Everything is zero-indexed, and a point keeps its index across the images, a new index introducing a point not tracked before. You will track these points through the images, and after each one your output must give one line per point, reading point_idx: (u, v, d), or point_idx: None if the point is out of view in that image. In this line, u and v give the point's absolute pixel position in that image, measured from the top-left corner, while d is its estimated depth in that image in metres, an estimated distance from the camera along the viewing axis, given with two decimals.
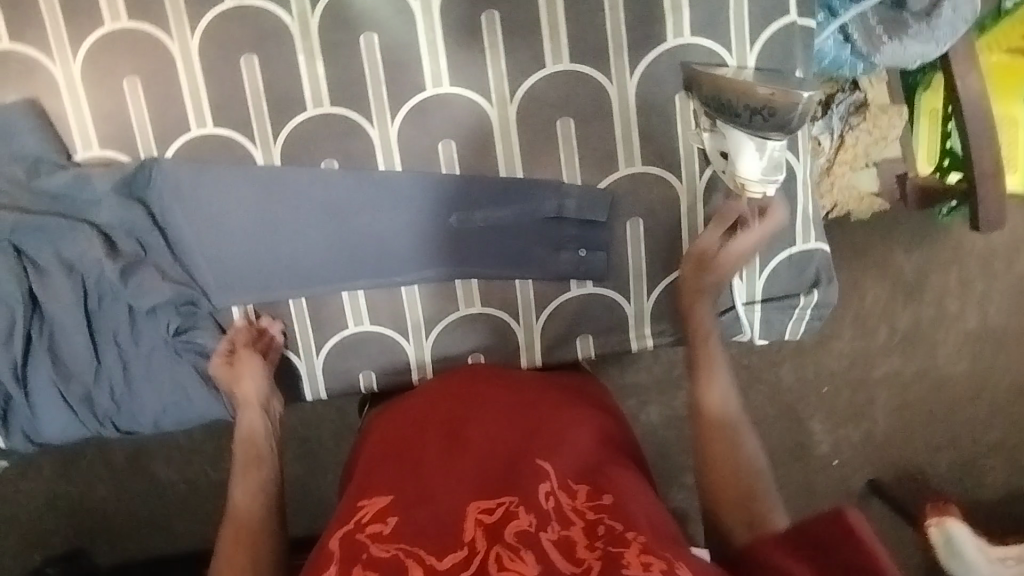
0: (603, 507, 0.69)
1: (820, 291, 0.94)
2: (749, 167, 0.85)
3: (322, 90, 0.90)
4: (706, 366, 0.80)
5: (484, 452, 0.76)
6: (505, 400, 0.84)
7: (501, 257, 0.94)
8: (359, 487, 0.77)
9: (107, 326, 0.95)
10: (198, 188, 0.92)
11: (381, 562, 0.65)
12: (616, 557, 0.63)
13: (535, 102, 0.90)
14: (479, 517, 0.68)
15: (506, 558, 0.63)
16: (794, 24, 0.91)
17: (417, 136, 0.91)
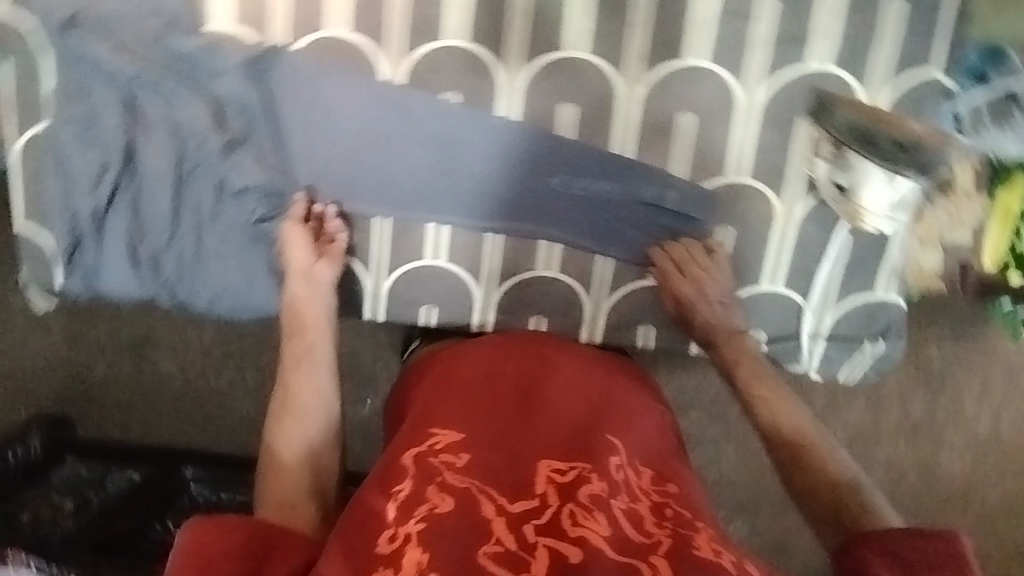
0: (666, 493, 0.75)
1: (885, 343, 0.97)
2: (875, 199, 0.85)
3: (465, 24, 0.90)
4: (762, 379, 0.86)
5: (555, 416, 0.81)
6: (573, 369, 0.88)
7: (591, 229, 0.95)
8: (424, 416, 0.80)
9: (193, 197, 0.95)
10: (321, 84, 0.91)
11: (460, 492, 0.71)
12: (687, 538, 0.69)
13: (664, 90, 0.90)
14: (551, 474, 0.74)
15: (580, 515, 0.69)
16: (934, 80, 0.90)
17: (542, 92, 0.91)
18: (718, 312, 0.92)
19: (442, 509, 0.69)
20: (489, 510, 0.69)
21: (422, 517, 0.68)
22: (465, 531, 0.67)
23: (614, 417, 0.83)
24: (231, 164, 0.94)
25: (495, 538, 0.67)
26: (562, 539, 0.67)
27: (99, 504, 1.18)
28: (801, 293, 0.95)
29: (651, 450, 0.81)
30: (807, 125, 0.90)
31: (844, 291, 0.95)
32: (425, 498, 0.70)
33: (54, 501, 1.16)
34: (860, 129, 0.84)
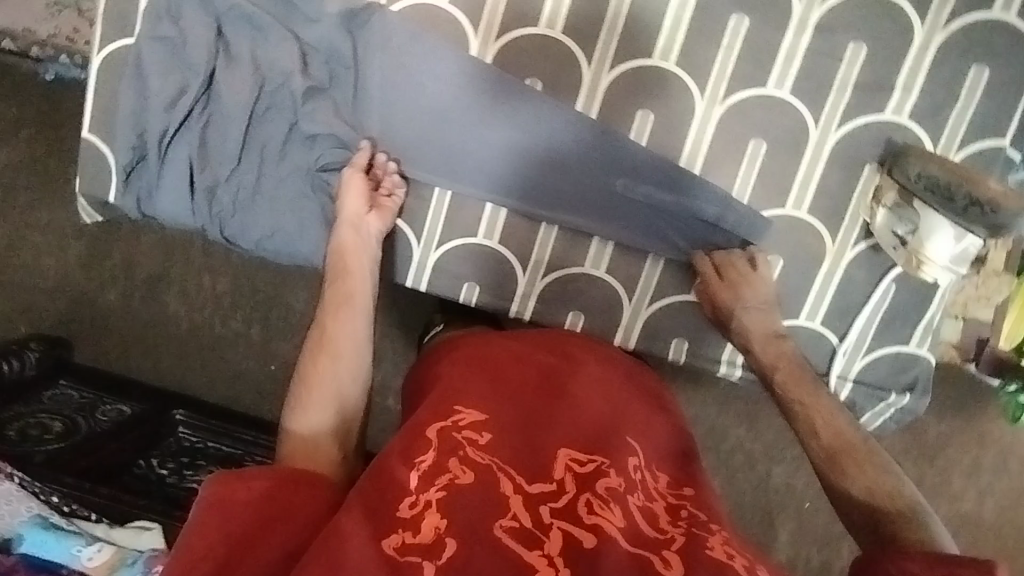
0: (683, 496, 0.74)
1: (911, 397, 0.98)
2: (938, 250, 0.86)
3: (560, 16, 0.91)
4: (808, 381, 0.86)
5: (579, 410, 0.80)
6: (600, 371, 0.87)
7: (647, 234, 0.96)
8: (452, 392, 0.79)
9: (263, 137, 0.97)
10: (407, 47, 0.92)
11: (480, 467, 0.69)
12: (701, 538, 0.66)
13: (741, 114, 0.92)
14: (571, 463, 0.72)
15: (596, 505, 0.68)
16: (1002, 150, 0.90)
17: (622, 95, 0.93)
18: (759, 316, 0.92)
19: (463, 481, 0.68)
20: (507, 488, 0.68)
21: (442, 486, 0.67)
22: (483, 504, 0.66)
23: (636, 421, 0.82)
24: (307, 110, 0.94)
25: (511, 513, 0.66)
26: (576, 524, 0.66)
27: (84, 431, 1.23)
28: (837, 334, 0.96)
29: (670, 455, 0.81)
30: (873, 171, 0.91)
31: (880, 341, 0.96)
32: (446, 469, 0.69)
33: (44, 421, 1.23)
34: (934, 180, 0.85)
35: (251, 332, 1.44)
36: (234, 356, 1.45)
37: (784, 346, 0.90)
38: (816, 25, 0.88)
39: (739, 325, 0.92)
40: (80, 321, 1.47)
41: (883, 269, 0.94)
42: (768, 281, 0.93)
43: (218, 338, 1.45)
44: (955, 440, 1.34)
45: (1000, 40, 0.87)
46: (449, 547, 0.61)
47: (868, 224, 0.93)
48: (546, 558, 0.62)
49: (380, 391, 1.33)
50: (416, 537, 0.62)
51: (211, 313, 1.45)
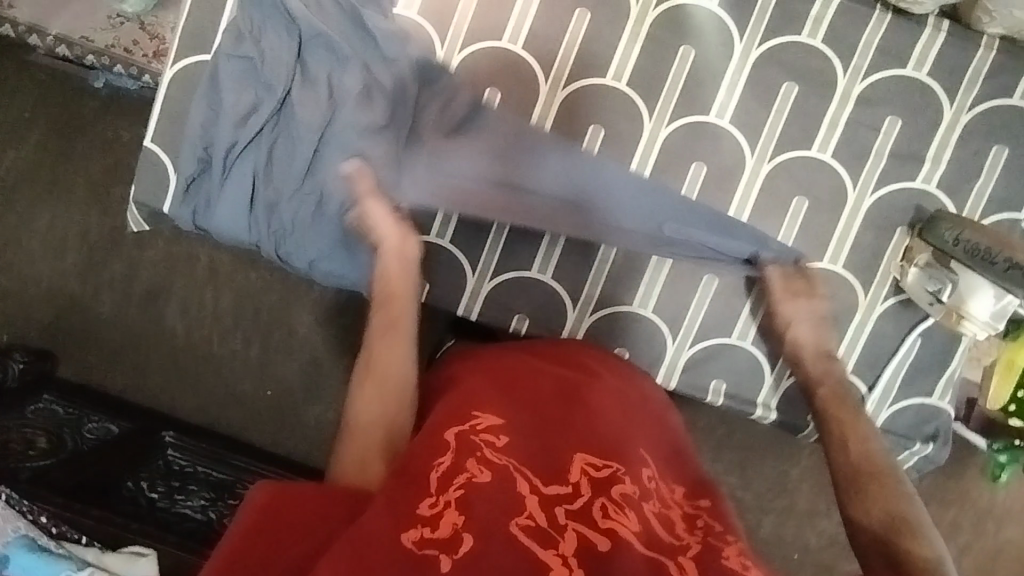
0: (700, 506, 0.69)
1: (934, 446, 1.03)
2: (979, 307, 0.90)
3: (626, 69, 0.98)
4: (849, 407, 0.80)
5: (594, 417, 0.75)
6: (619, 382, 0.84)
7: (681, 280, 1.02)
8: (467, 396, 0.75)
9: (324, 160, 0.97)
10: (463, 100, 0.99)
11: (497, 468, 0.65)
12: (716, 548, 0.62)
13: (786, 172, 0.99)
14: (586, 467, 0.68)
15: (611, 510, 0.63)
16: (1019, 222, 0.98)
17: (679, 146, 0.99)
18: (809, 333, 0.90)
19: (480, 480, 0.63)
20: (523, 488, 0.63)
21: (460, 486, 0.62)
22: (497, 505, 0.61)
23: (647, 431, 0.78)
24: (369, 137, 0.96)
25: (528, 512, 0.61)
26: (591, 527, 0.61)
27: (71, 448, 1.17)
28: (866, 383, 1.02)
29: (684, 466, 0.77)
30: (904, 234, 0.99)
31: (904, 393, 1.02)
32: (462, 468, 0.64)
33: (29, 435, 1.16)
34: (973, 243, 0.90)
35: (250, 354, 1.38)
36: (230, 377, 1.39)
37: (829, 365, 0.86)
38: (858, 97, 0.97)
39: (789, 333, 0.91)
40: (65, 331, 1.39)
41: (911, 323, 1.01)
42: (823, 299, 0.92)
43: (218, 357, 1.39)
44: (932, 497, 1.35)
45: (1019, 126, 0.97)
46: (466, 545, 0.57)
47: (898, 281, 1.00)
48: (561, 558, 0.57)
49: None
50: (434, 533, 0.57)
51: (211, 331, 1.39)
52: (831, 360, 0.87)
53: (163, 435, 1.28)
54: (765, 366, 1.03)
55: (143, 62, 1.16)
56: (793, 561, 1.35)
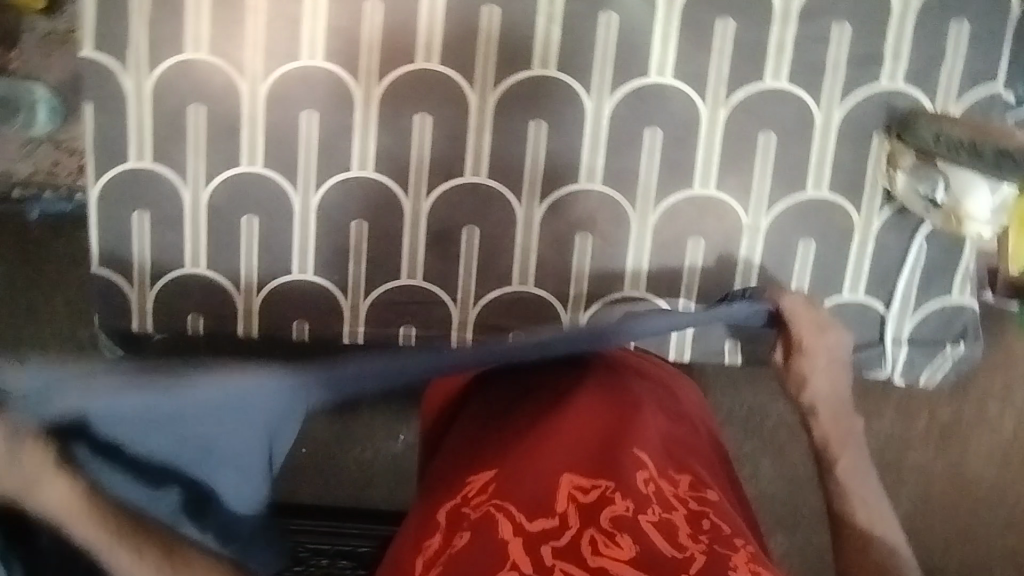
0: (703, 501, 0.68)
1: (965, 343, 1.00)
2: (979, 205, 0.87)
3: (551, 53, 0.92)
4: (844, 423, 0.81)
5: (582, 432, 0.73)
6: (607, 378, 0.83)
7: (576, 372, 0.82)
8: (462, 456, 0.76)
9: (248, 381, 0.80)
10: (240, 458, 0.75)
11: (478, 525, 0.63)
12: (721, 556, 0.61)
13: (744, 111, 0.94)
14: (573, 493, 0.65)
15: (602, 542, 0.60)
16: (997, 93, 0.93)
17: (628, 116, 0.94)
18: (829, 376, 0.80)
19: (461, 547, 0.62)
20: (507, 533, 0.62)
21: (443, 564, 0.62)
22: (483, 565, 0.59)
23: (640, 427, 0.75)
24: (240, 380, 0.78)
25: (512, 562, 0.59)
26: (581, 566, 0.58)
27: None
28: (882, 300, 0.98)
29: (677, 453, 0.75)
30: (881, 139, 0.94)
31: (922, 298, 0.98)
32: (446, 542, 0.64)
33: None
34: (955, 139, 0.87)
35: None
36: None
37: (831, 403, 0.81)
38: (797, 14, 0.91)
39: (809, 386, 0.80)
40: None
41: (913, 227, 0.96)
42: (840, 345, 0.80)
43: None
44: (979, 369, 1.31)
45: None
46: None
47: (889, 190, 0.95)
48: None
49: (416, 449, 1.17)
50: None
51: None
52: (835, 395, 0.81)
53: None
54: None
55: (70, 181, 1.11)
56: None
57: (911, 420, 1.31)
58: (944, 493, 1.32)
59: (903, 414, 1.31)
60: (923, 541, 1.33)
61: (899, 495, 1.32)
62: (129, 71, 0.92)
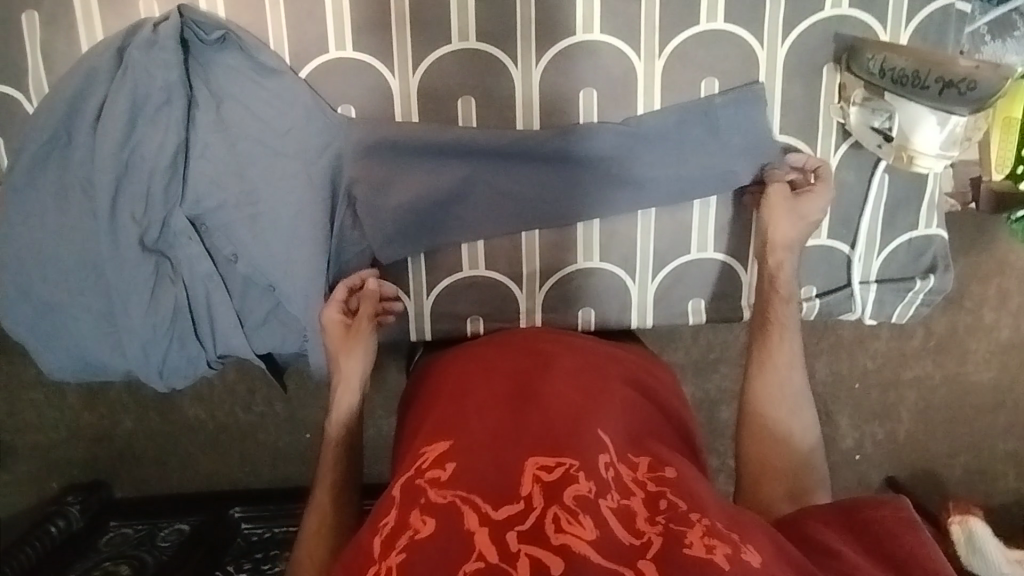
0: (662, 481, 0.63)
1: (936, 277, 0.96)
2: (926, 140, 0.83)
3: (470, 23, 0.87)
4: (798, 404, 0.82)
5: (548, 406, 0.67)
6: (575, 360, 0.76)
7: (533, 193, 0.92)
8: (420, 436, 0.69)
9: (264, 186, 0.90)
10: (246, 123, 0.89)
11: (442, 508, 0.58)
12: (678, 536, 0.56)
13: (683, 59, 0.88)
14: (537, 473, 0.60)
15: (564, 519, 0.55)
16: (952, 6, 0.87)
17: (559, 82, 0.89)
18: (788, 339, 0.84)
19: (425, 533, 0.56)
20: (471, 523, 0.56)
21: (403, 547, 0.56)
22: (443, 557, 0.54)
23: (605, 405, 0.70)
24: (243, 223, 0.91)
25: (477, 553, 0.54)
26: (543, 546, 0.54)
27: (153, 564, 1.11)
28: (847, 242, 0.94)
29: (643, 437, 0.69)
30: (833, 71, 0.88)
31: (890, 232, 0.94)
32: (407, 525, 0.58)
33: (109, 568, 1.11)
34: (899, 70, 0.81)
35: (275, 410, 1.25)
36: (265, 437, 1.26)
37: (792, 380, 0.83)
38: None
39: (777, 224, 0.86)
40: (95, 457, 1.26)
41: (871, 163, 0.92)
42: (794, 317, 0.85)
43: (247, 426, 1.26)
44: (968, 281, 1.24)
45: None
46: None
47: (844, 125, 0.90)
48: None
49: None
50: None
51: (230, 405, 1.25)
52: (789, 380, 0.83)
53: (230, 513, 1.20)
54: (738, 269, 0.97)
55: None
56: (855, 390, 1.27)
57: (906, 337, 1.26)
58: (943, 403, 1.29)
59: (896, 331, 1.26)
60: (928, 457, 1.31)
61: (898, 415, 1.29)
62: (35, 103, 0.89)
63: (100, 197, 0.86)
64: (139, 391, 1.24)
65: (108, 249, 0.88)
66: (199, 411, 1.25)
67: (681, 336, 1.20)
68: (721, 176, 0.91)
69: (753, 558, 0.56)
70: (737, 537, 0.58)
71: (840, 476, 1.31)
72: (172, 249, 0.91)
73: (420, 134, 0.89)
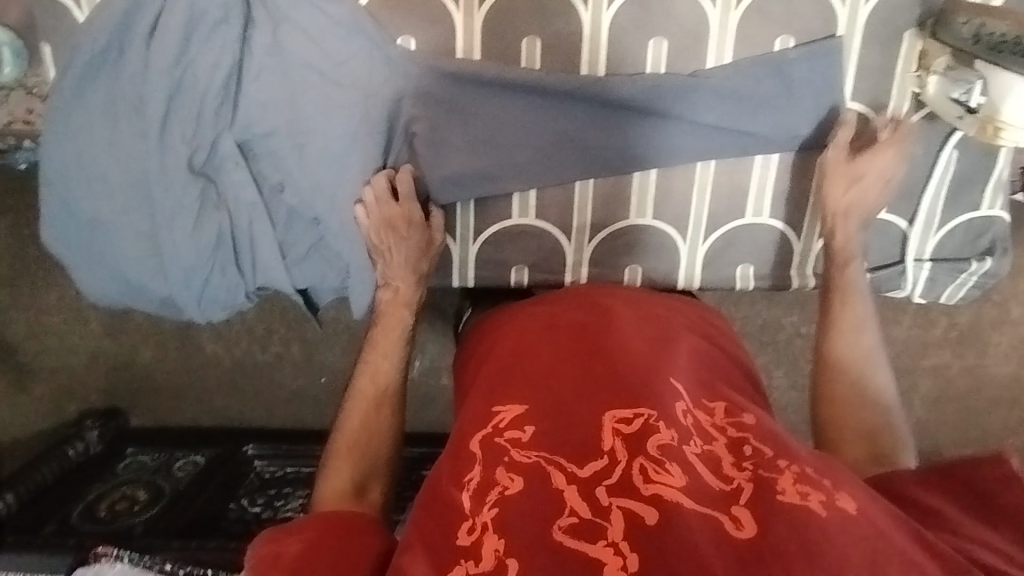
0: (742, 426, 0.64)
1: (992, 260, 0.95)
2: (1019, 111, 0.79)
3: None
4: (869, 366, 0.81)
5: (619, 362, 0.67)
6: (638, 314, 0.76)
7: (599, 144, 0.89)
8: (489, 389, 0.69)
9: (319, 117, 0.87)
10: (301, 48, 0.86)
11: (529, 469, 0.59)
12: (769, 483, 0.56)
13: (759, 13, 0.85)
14: (617, 426, 0.61)
15: (652, 469, 0.57)
16: None
17: (628, 28, 0.85)
18: (857, 305, 0.83)
19: (514, 490, 0.58)
20: (560, 481, 0.57)
21: (494, 503, 0.57)
22: (537, 512, 0.55)
23: (674, 357, 0.71)
24: (292, 153, 0.88)
25: (569, 508, 0.55)
26: (634, 497, 0.55)
27: (170, 491, 1.13)
28: (905, 218, 0.92)
29: (714, 384, 0.70)
30: (915, 37, 0.85)
31: (949, 211, 0.92)
32: (494, 481, 0.59)
33: (127, 492, 1.12)
34: (998, 35, 0.78)
35: (295, 352, 1.25)
36: (285, 377, 1.26)
37: (862, 343, 0.82)
38: None
39: (852, 189, 0.85)
40: (121, 382, 1.26)
41: (943, 137, 0.89)
42: (859, 280, 0.85)
43: (274, 363, 1.26)
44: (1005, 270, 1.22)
45: None
46: (513, 570, 0.52)
47: (918, 95, 0.87)
48: (613, 547, 0.52)
49: (435, 373, 1.20)
50: (479, 567, 0.52)
51: (248, 344, 1.25)
52: (859, 345, 0.82)
53: (243, 450, 1.21)
54: (790, 237, 0.96)
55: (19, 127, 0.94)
56: None
57: (930, 325, 1.24)
58: (958, 394, 1.28)
59: (920, 319, 1.24)
60: (940, 444, 1.32)
61: (916, 400, 1.29)
62: (84, 13, 0.87)
63: (151, 117, 0.85)
64: (167, 319, 1.23)
65: (156, 169, 0.87)
66: (225, 344, 1.25)
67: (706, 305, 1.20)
68: (788, 130, 0.88)
69: (848, 502, 0.56)
70: (828, 484, 0.58)
71: None
72: (218, 174, 0.89)
73: (487, 71, 0.86)
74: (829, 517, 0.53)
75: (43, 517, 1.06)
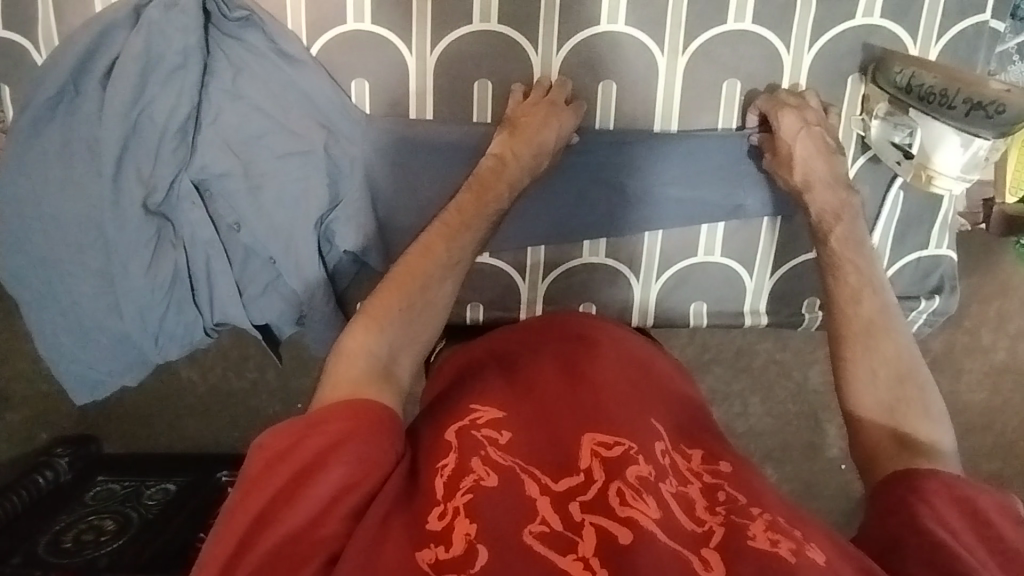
0: (719, 473, 0.62)
1: (940, 299, 0.96)
2: (947, 161, 0.81)
3: (491, 4, 0.85)
4: (875, 336, 0.69)
5: (601, 391, 0.67)
6: (620, 349, 0.75)
7: (552, 195, 0.91)
8: (472, 388, 0.69)
9: (277, 160, 0.89)
10: (262, 93, 0.88)
11: (505, 469, 0.58)
12: (741, 527, 0.55)
13: (707, 59, 0.87)
14: (596, 449, 0.61)
15: (628, 494, 0.56)
16: (985, 24, 0.86)
17: (578, 72, 0.87)
18: (856, 266, 0.75)
19: (490, 482, 0.57)
20: (533, 490, 0.57)
21: (468, 489, 0.56)
22: (509, 510, 0.55)
23: (654, 397, 0.70)
24: (246, 192, 0.89)
25: (541, 517, 0.54)
26: (610, 517, 0.54)
27: (137, 522, 1.08)
28: None
29: (695, 432, 0.69)
30: (858, 81, 0.87)
31: (897, 249, 0.94)
32: (469, 469, 0.58)
33: (94, 521, 1.08)
34: (926, 87, 0.79)
35: (266, 379, 1.25)
36: (253, 407, 1.26)
37: (864, 311, 0.71)
38: None
39: (797, 167, 0.82)
40: (88, 413, 1.26)
41: (887, 180, 0.91)
42: (857, 246, 0.76)
43: (240, 392, 1.25)
44: (970, 299, 1.23)
45: None
46: (482, 559, 0.50)
47: (863, 137, 0.89)
48: (583, 561, 0.51)
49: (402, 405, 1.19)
50: (449, 552, 0.51)
51: (222, 371, 1.25)
52: (866, 309, 0.71)
53: (218, 475, 1.18)
54: (743, 275, 0.97)
55: None
56: None
57: None
58: None
59: None
60: None
61: None
62: (43, 55, 0.88)
63: (106, 156, 0.85)
64: None
65: (108, 208, 0.86)
66: (193, 371, 1.25)
67: (676, 336, 1.20)
68: (736, 174, 0.90)
69: (817, 554, 0.53)
70: (800, 533, 0.56)
71: (825, 483, 1.27)
72: (174, 213, 0.90)
73: (435, 134, 0.90)
74: (799, 564, 0.51)
75: (11, 548, 1.02)
